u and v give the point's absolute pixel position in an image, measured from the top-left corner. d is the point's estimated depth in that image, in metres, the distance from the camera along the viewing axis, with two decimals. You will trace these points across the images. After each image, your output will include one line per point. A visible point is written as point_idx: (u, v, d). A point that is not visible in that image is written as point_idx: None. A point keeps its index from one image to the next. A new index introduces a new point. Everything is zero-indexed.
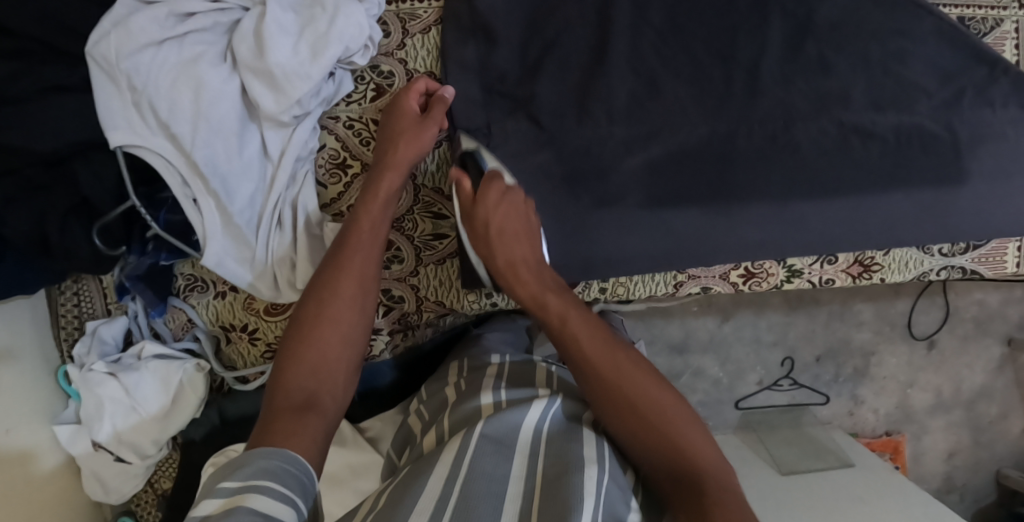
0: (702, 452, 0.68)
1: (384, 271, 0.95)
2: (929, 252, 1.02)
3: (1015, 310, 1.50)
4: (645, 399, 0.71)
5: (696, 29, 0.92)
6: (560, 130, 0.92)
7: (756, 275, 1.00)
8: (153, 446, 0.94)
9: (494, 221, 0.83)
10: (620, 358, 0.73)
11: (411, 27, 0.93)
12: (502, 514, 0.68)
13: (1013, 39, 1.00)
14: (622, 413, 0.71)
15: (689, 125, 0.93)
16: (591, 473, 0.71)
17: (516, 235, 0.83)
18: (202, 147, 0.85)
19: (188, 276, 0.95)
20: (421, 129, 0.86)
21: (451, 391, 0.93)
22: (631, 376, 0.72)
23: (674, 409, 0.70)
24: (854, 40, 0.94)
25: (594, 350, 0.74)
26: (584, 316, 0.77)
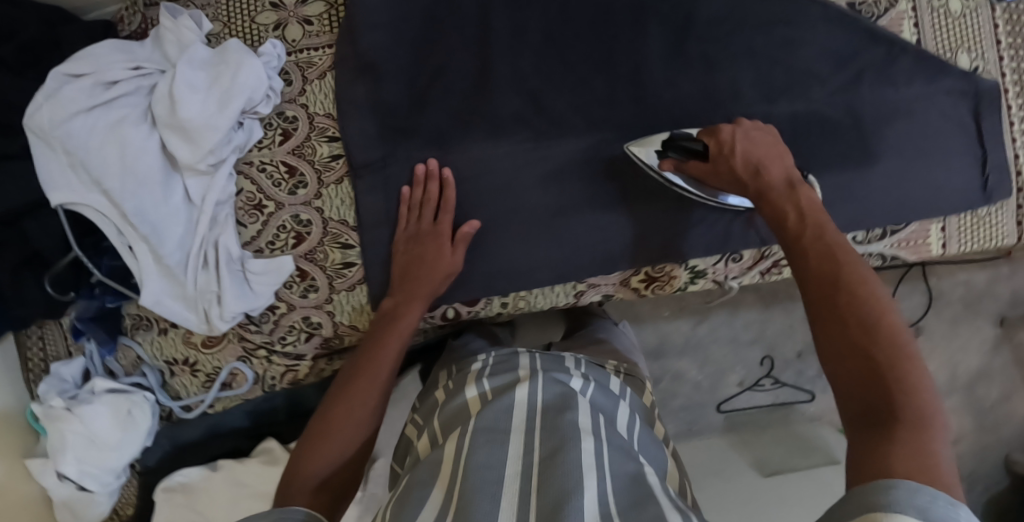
0: (913, 400, 0.62)
1: (302, 299, 0.99)
2: (841, 241, 1.04)
3: (1004, 288, 1.62)
4: (866, 333, 0.66)
5: (573, 45, 0.95)
6: (459, 150, 0.94)
7: (656, 279, 0.98)
8: (112, 474, 1.02)
9: (736, 164, 0.84)
10: (857, 279, 0.70)
11: (309, 74, 0.98)
12: (502, 496, 0.71)
13: (909, 17, 1.04)
14: (835, 331, 0.68)
15: (573, 135, 0.95)
16: (588, 446, 0.76)
17: (765, 166, 0.82)
18: (130, 199, 0.95)
19: (135, 316, 1.03)
20: (433, 230, 0.92)
21: (441, 394, 0.97)
22: (863, 302, 0.68)
23: (903, 353, 0.64)
24: (733, 36, 0.98)
25: (832, 271, 0.72)
26: (836, 234, 0.74)
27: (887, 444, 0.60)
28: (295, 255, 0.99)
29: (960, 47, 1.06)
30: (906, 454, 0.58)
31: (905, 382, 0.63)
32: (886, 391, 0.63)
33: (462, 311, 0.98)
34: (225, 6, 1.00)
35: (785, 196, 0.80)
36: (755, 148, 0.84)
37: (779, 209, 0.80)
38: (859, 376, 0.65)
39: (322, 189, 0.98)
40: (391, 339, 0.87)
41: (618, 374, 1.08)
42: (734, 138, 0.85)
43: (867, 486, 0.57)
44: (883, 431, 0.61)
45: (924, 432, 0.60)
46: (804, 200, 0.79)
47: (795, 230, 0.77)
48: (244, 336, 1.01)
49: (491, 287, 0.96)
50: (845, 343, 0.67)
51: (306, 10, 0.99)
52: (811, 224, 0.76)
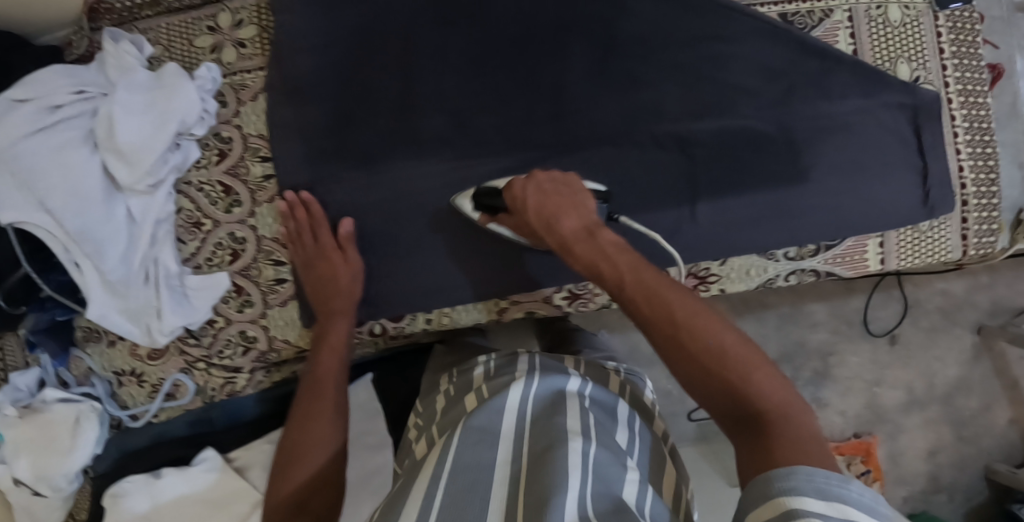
0: (769, 401, 0.65)
1: (239, 314, 1.03)
2: (773, 258, 1.04)
3: (983, 297, 1.58)
4: (710, 358, 0.67)
5: (496, 63, 0.97)
6: (384, 169, 0.96)
7: (580, 296, 1.01)
8: (64, 479, 1.05)
9: (531, 218, 0.84)
10: (686, 312, 0.70)
11: (242, 96, 1.02)
12: (492, 496, 0.73)
13: (845, 27, 1.03)
14: (683, 365, 0.68)
15: (493, 155, 0.97)
16: (575, 445, 0.76)
17: (557, 218, 0.82)
18: (73, 218, 0.98)
19: (86, 328, 1.08)
20: (328, 259, 0.95)
21: (441, 398, 1.00)
22: (696, 333, 0.68)
23: (737, 373, 0.66)
24: (658, 52, 0.99)
25: (663, 312, 0.70)
26: (655, 274, 0.73)
27: (768, 453, 0.62)
28: (231, 271, 1.02)
29: (900, 57, 1.04)
30: (788, 447, 0.62)
31: (760, 391, 0.65)
32: (749, 403, 0.65)
33: (387, 327, 1.02)
34: (165, 30, 1.04)
35: (586, 245, 0.79)
36: (555, 194, 0.84)
37: (589, 256, 0.78)
38: (722, 396, 0.66)
39: (255, 207, 1.02)
40: (324, 373, 0.93)
41: (618, 376, 1.04)
42: (521, 187, 0.86)
43: (763, 479, 0.59)
44: (759, 435, 0.64)
45: (790, 423, 0.64)
46: (606, 246, 0.78)
47: (614, 281, 0.75)
48: (185, 349, 1.05)
49: (416, 304, 1.00)
50: (703, 376, 0.67)
51: (240, 33, 1.02)
52: (627, 268, 0.75)
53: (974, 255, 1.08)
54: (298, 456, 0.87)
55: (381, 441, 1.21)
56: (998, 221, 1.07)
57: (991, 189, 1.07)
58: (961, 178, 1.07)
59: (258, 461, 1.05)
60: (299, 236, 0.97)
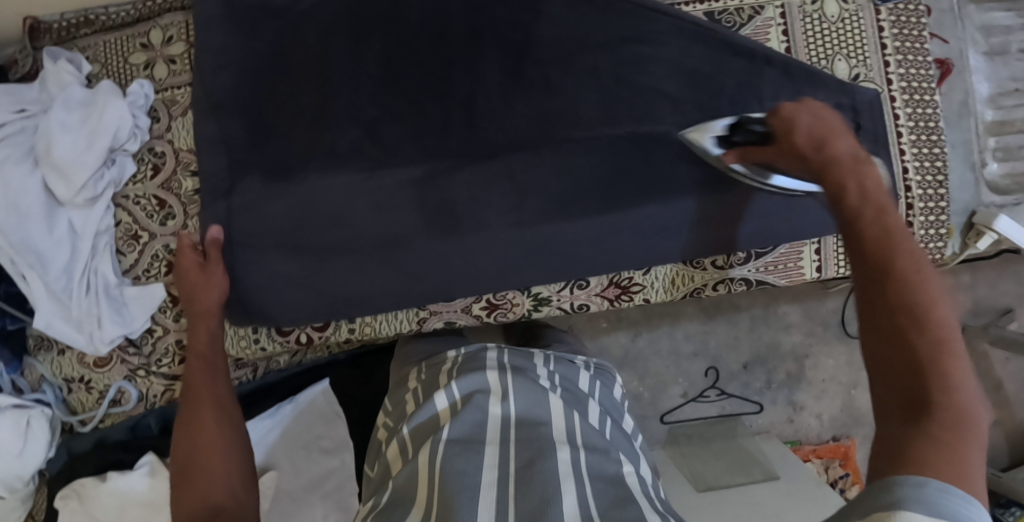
0: (958, 388, 0.60)
1: (177, 323, 1.08)
2: (700, 265, 1.03)
3: (964, 297, 1.52)
4: (921, 321, 0.63)
5: (410, 71, 0.98)
6: (305, 178, 0.98)
7: (500, 306, 1.04)
8: (19, 480, 1.10)
9: (800, 140, 0.80)
10: (910, 263, 0.67)
11: (174, 111, 1.05)
12: (480, 500, 0.75)
13: (778, 24, 1.00)
14: (886, 332, 0.65)
15: (406, 162, 0.97)
16: (563, 455, 0.82)
17: (831, 139, 0.78)
18: (14, 232, 1.01)
19: (38, 336, 1.12)
20: (202, 273, 0.97)
21: (410, 399, 0.99)
22: (915, 286, 0.65)
23: (950, 343, 0.62)
24: (573, 57, 0.98)
25: (886, 260, 0.67)
26: (893, 216, 0.70)
27: (918, 441, 0.58)
28: (167, 282, 1.06)
29: (839, 53, 1.00)
30: (942, 445, 0.57)
31: (950, 377, 0.60)
32: (922, 384, 0.61)
33: (313, 336, 1.06)
34: (103, 47, 1.07)
35: (849, 170, 0.75)
36: (827, 122, 0.80)
37: (860, 195, 0.73)
38: (902, 365, 0.63)
39: (187, 221, 1.05)
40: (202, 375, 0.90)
41: (589, 369, 1.11)
42: (791, 112, 0.81)
43: (886, 484, 0.56)
44: (918, 429, 0.59)
45: (966, 425, 0.59)
46: (867, 176, 0.74)
47: (854, 208, 0.73)
48: (125, 358, 1.09)
49: (338, 313, 1.02)
50: (908, 341, 0.63)
51: (170, 50, 1.05)
52: (872, 202, 0.72)
53: None
54: (192, 464, 0.81)
55: (339, 444, 1.21)
56: (948, 224, 1.03)
57: (939, 191, 1.02)
58: (905, 180, 1.02)
59: None
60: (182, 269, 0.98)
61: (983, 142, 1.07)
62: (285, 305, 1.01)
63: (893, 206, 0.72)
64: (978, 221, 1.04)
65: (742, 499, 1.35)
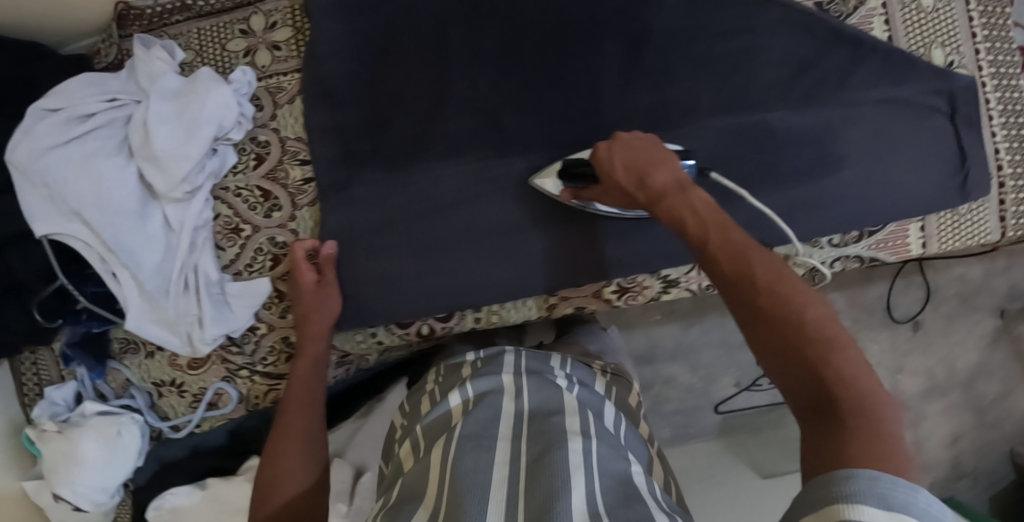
0: (848, 380, 0.60)
1: (282, 319, 1.02)
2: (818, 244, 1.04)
3: (1000, 281, 1.62)
4: (795, 327, 0.63)
5: (529, 58, 0.97)
6: (432, 169, 0.97)
7: (630, 289, 1.01)
8: (105, 493, 1.03)
9: (620, 178, 0.81)
10: (771, 275, 0.66)
11: (279, 99, 1.01)
12: (491, 498, 0.72)
13: (880, 14, 1.04)
14: (777, 346, 0.64)
15: (532, 151, 0.97)
16: (575, 445, 0.77)
17: (649, 171, 0.78)
18: (110, 229, 0.97)
19: (123, 339, 1.06)
20: (318, 294, 0.95)
21: (427, 399, 0.95)
22: (777, 296, 0.65)
23: (826, 336, 0.62)
24: (690, 46, 0.98)
25: (747, 277, 0.67)
26: (736, 235, 0.69)
27: (838, 434, 0.59)
28: (272, 276, 1.01)
29: (934, 43, 1.05)
30: (866, 433, 0.58)
31: (842, 372, 0.61)
32: (822, 382, 0.61)
33: (434, 328, 1.02)
34: (197, 34, 1.02)
35: (677, 198, 0.75)
36: (645, 155, 0.80)
37: (686, 217, 0.73)
38: (802, 373, 0.62)
39: (296, 212, 1.00)
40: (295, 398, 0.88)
41: (604, 375, 1.06)
42: (609, 152, 0.82)
43: (827, 474, 0.56)
44: (828, 426, 0.60)
45: (870, 410, 0.59)
46: (696, 200, 0.74)
47: (697, 236, 0.72)
48: (226, 358, 1.03)
49: (461, 305, 0.99)
50: (791, 352, 0.63)
51: (274, 36, 1.01)
52: (712, 225, 0.71)
53: (1011, 235, 1.08)
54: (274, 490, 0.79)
55: None
56: None
57: None
58: (996, 160, 1.07)
59: None
60: (299, 290, 0.95)
61: None
62: (412, 296, 0.98)
63: (732, 225, 0.71)
64: None
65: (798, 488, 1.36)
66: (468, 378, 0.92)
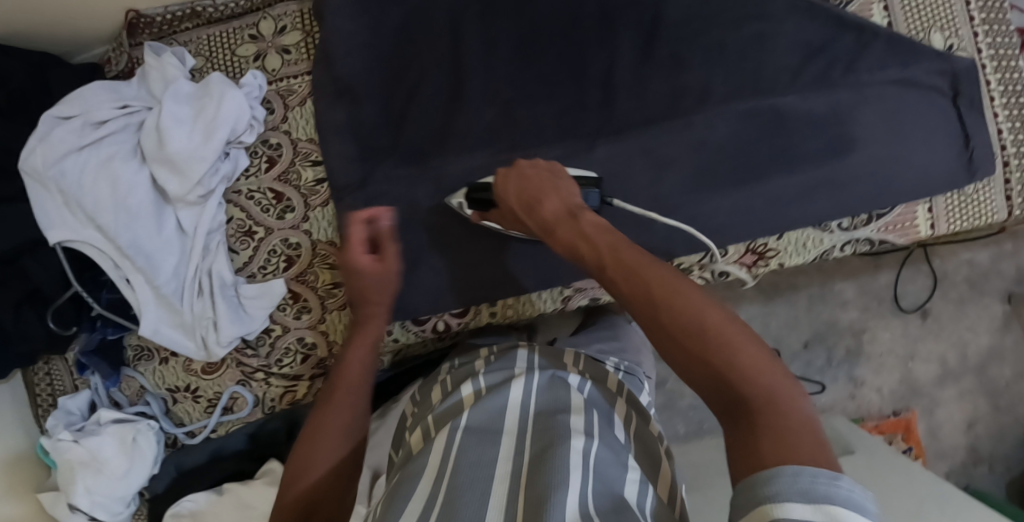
0: (756, 384, 0.59)
1: (296, 321, 1.02)
2: (827, 229, 1.05)
3: (1008, 265, 1.63)
4: (699, 334, 0.62)
5: (541, 52, 0.98)
6: (443, 162, 0.97)
7: None
8: (121, 503, 1.03)
9: (514, 204, 0.82)
10: (665, 287, 0.65)
11: (290, 102, 1.02)
12: (491, 493, 0.69)
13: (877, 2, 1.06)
14: (676, 355, 0.63)
15: (543, 145, 0.97)
16: (577, 443, 0.73)
17: (540, 201, 0.79)
18: (125, 233, 0.97)
19: (136, 347, 1.05)
20: (378, 269, 0.76)
21: (439, 390, 0.93)
22: (678, 311, 0.64)
23: (727, 342, 0.61)
24: (700, 36, 0.99)
25: (640, 289, 0.67)
26: (631, 253, 0.69)
27: (745, 436, 0.58)
28: (287, 277, 1.01)
29: (932, 27, 1.07)
30: (776, 437, 0.56)
31: (744, 377, 0.60)
32: (733, 388, 0.60)
33: (451, 323, 1.04)
34: (207, 41, 1.04)
35: (568, 228, 0.75)
36: (536, 182, 0.81)
37: (572, 241, 0.74)
38: (707, 379, 0.62)
39: (309, 212, 1.01)
40: (335, 391, 0.75)
41: (617, 374, 1.02)
42: (508, 181, 0.83)
43: (750, 479, 0.55)
44: (742, 427, 0.58)
45: (782, 408, 0.58)
46: (585, 225, 0.75)
47: (592, 261, 0.72)
48: (241, 361, 1.03)
49: (478, 298, 1.00)
50: (688, 362, 0.62)
51: (283, 40, 1.02)
52: (604, 249, 0.71)
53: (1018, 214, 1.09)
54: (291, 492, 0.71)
55: None
56: None
57: None
58: (1000, 139, 1.08)
59: None
60: (350, 268, 0.77)
61: None
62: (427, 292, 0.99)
63: (626, 245, 0.71)
64: None
65: None
66: (479, 372, 0.91)
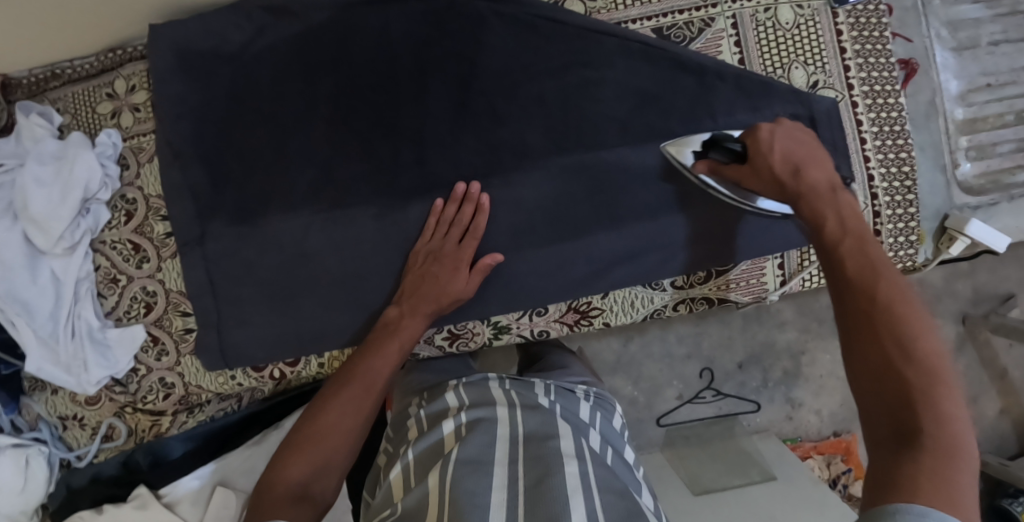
0: (934, 404, 0.63)
1: (157, 362, 1.10)
2: (661, 287, 1.06)
3: (963, 285, 1.48)
4: (901, 351, 0.66)
5: (360, 109, 1.01)
6: (267, 221, 1.01)
7: (460, 335, 1.08)
8: (24, 515, 1.15)
9: (776, 165, 0.86)
10: (863, 274, 0.72)
11: (141, 158, 1.08)
12: (495, 518, 0.76)
13: (729, 35, 0.99)
14: (879, 345, 0.68)
15: (361, 204, 1.00)
16: (571, 469, 0.82)
17: (807, 168, 0.84)
18: (2, 284, 1.04)
19: (33, 378, 1.15)
20: (463, 266, 0.97)
21: (414, 425, 0.97)
22: (905, 321, 0.68)
23: (938, 366, 0.65)
24: (517, 87, 1.00)
25: (869, 278, 0.72)
26: (871, 244, 0.74)
27: (909, 467, 0.61)
28: (146, 322, 1.09)
29: (794, 61, 0.99)
30: (938, 479, 0.60)
31: (939, 404, 0.63)
32: (909, 410, 0.64)
33: (286, 372, 1.10)
34: (71, 99, 1.10)
35: (824, 201, 0.80)
36: (800, 150, 0.86)
37: (826, 215, 0.79)
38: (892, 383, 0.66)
39: (162, 263, 1.08)
40: (359, 376, 0.91)
41: (589, 399, 1.06)
42: (775, 138, 0.87)
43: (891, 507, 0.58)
44: (915, 455, 0.61)
45: (955, 456, 0.61)
46: (843, 204, 0.79)
47: (831, 236, 0.78)
48: (112, 396, 1.12)
49: (308, 349, 1.06)
50: (882, 365, 0.67)
51: (134, 98, 1.08)
52: (852, 230, 0.76)
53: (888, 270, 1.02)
54: (308, 443, 0.85)
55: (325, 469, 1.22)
56: (918, 231, 1.01)
57: (907, 197, 0.99)
58: (871, 188, 0.99)
59: (188, 495, 1.14)
60: (445, 259, 0.97)
61: (955, 142, 1.04)
62: (255, 343, 1.05)
63: (870, 236, 0.77)
64: (950, 225, 1.00)
65: (736, 503, 1.35)
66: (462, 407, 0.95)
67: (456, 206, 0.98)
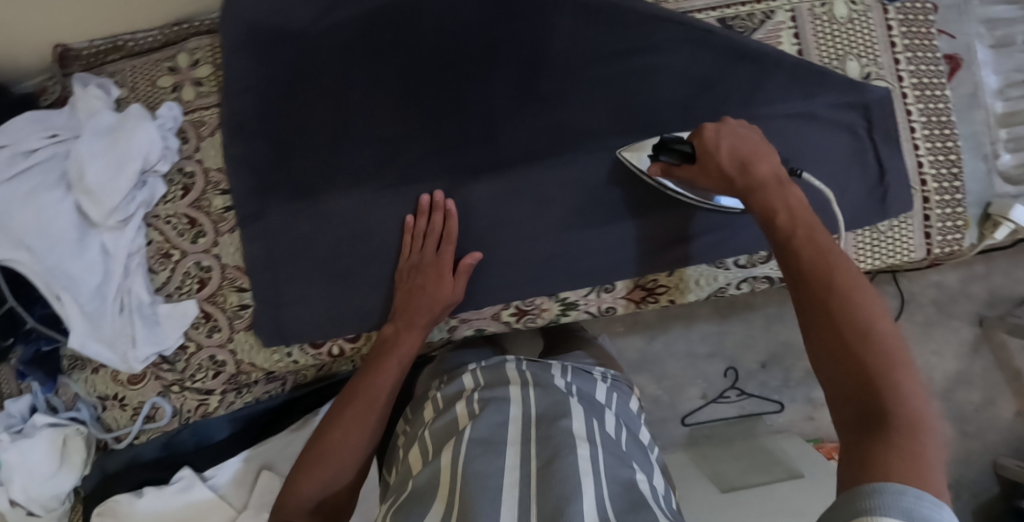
0: (896, 388, 0.62)
1: (209, 339, 1.08)
2: (723, 266, 1.08)
3: (979, 288, 1.54)
4: (858, 335, 0.65)
5: (427, 88, 1.01)
6: (332, 195, 1.01)
7: (528, 311, 1.07)
8: (55, 499, 1.11)
9: (723, 161, 0.83)
10: (815, 265, 0.70)
11: (202, 132, 1.08)
12: (502, 502, 0.73)
13: (788, 27, 1.03)
14: (828, 339, 0.66)
15: (428, 179, 1.00)
16: (582, 451, 0.78)
17: (754, 162, 0.81)
18: (51, 256, 1.01)
19: (73, 357, 1.13)
20: (446, 274, 0.98)
21: (430, 408, 0.96)
22: (851, 313, 0.66)
23: (896, 346, 0.64)
24: (584, 69, 1.02)
25: (822, 268, 0.70)
26: (823, 234, 0.72)
27: (878, 448, 0.59)
28: (199, 298, 1.07)
29: (849, 54, 1.04)
30: (904, 457, 0.58)
31: (898, 384, 0.62)
32: (873, 395, 0.62)
33: (346, 348, 1.08)
34: (131, 72, 1.09)
35: (774, 193, 0.78)
36: (745, 144, 0.84)
37: (773, 209, 0.77)
38: (844, 370, 0.65)
39: (218, 238, 1.07)
40: (358, 394, 0.92)
41: (606, 381, 1.04)
42: (721, 134, 0.84)
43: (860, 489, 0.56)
44: (878, 436, 0.60)
45: (919, 433, 0.59)
46: (791, 196, 0.78)
47: (785, 228, 0.75)
48: (159, 375, 1.09)
49: (368, 325, 1.05)
50: (836, 354, 0.65)
51: (196, 73, 1.08)
52: (801, 222, 0.74)
53: (938, 253, 1.07)
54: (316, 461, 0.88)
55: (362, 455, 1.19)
56: (965, 217, 1.06)
57: (955, 184, 1.05)
58: (921, 174, 1.04)
59: (232, 477, 1.11)
60: (433, 273, 0.98)
61: (995, 134, 1.11)
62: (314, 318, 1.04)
63: (819, 226, 0.74)
64: (994, 211, 1.07)
65: (764, 499, 1.31)
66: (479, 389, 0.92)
67: (426, 218, 0.99)
